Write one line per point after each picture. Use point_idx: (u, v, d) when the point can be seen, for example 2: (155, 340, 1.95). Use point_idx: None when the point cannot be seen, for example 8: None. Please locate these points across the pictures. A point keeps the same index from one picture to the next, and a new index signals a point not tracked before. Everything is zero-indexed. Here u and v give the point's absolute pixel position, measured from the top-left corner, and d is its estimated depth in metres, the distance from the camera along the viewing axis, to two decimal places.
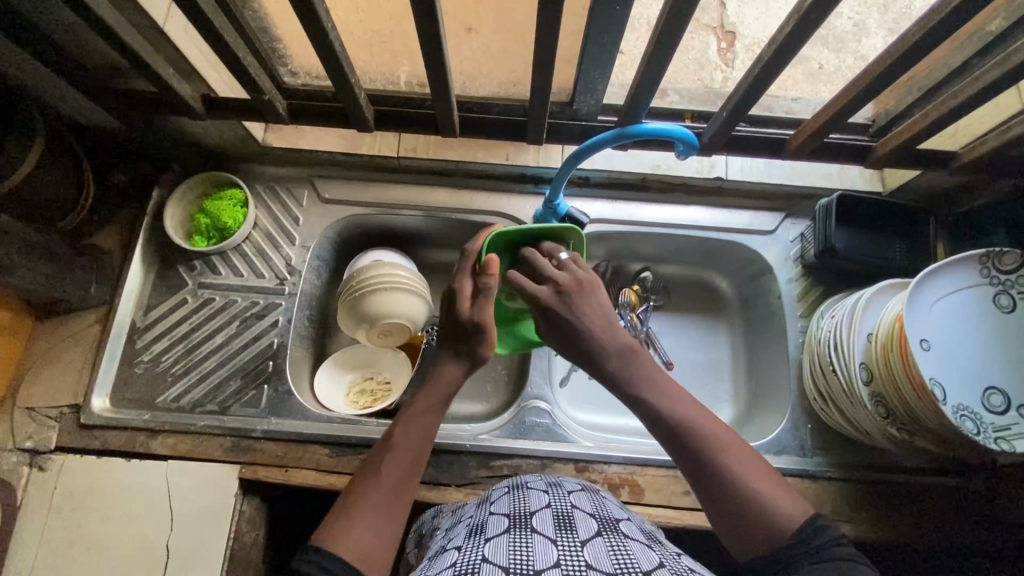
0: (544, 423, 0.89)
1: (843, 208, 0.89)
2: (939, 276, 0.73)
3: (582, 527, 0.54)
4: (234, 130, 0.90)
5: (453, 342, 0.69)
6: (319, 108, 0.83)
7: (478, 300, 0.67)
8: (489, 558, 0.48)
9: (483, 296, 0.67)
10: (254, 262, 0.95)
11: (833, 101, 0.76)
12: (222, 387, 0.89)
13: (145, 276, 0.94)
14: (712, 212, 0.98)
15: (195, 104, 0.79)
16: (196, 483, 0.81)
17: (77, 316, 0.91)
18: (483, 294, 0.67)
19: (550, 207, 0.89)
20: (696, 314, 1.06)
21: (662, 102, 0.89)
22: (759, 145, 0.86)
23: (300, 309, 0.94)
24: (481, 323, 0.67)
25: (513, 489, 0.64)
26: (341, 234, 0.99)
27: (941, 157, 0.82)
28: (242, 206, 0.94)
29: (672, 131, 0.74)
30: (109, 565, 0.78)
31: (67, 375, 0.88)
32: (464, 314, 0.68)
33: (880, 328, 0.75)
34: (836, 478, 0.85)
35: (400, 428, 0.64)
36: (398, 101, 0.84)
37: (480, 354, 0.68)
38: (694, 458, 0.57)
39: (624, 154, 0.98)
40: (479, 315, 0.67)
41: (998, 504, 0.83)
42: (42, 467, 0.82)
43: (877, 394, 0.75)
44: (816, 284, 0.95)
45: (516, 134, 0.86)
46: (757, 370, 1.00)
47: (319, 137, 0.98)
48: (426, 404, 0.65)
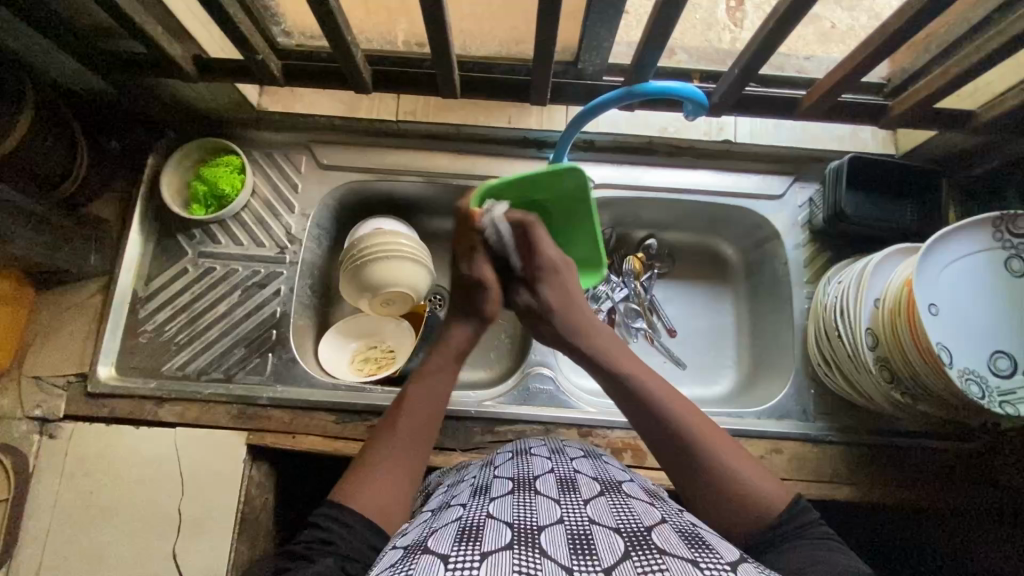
0: (547, 389, 0.89)
1: (854, 172, 0.87)
2: (949, 240, 0.72)
3: (585, 488, 0.55)
4: (228, 93, 0.87)
5: (459, 303, 0.71)
6: (314, 69, 0.80)
7: (477, 257, 0.68)
8: (494, 514, 0.49)
9: (479, 252, 0.68)
10: (254, 230, 0.94)
11: (849, 58, 0.73)
12: (227, 355, 0.89)
13: (145, 246, 0.93)
14: (720, 176, 0.96)
15: (186, 65, 0.77)
16: (205, 449, 0.82)
17: (78, 286, 0.90)
18: (480, 252, 0.68)
19: (553, 171, 0.87)
20: (700, 280, 1.05)
21: (670, 61, 0.86)
22: (769, 106, 0.84)
23: (302, 278, 0.94)
24: (483, 280, 0.68)
25: (517, 455, 0.65)
26: (340, 202, 0.98)
27: (959, 116, 0.79)
28: (239, 172, 0.92)
29: (680, 89, 0.72)
30: (124, 528, 0.80)
31: (71, 344, 0.88)
32: (465, 272, 0.69)
33: (889, 293, 0.74)
34: (838, 442, 0.86)
35: (414, 390, 0.66)
36: (396, 61, 0.81)
37: (486, 312, 0.70)
38: (676, 456, 0.60)
39: (630, 116, 0.96)
40: (478, 272, 0.68)
41: (996, 467, 0.84)
42: (52, 435, 0.83)
43: (883, 359, 0.75)
44: (824, 250, 0.94)
45: (518, 96, 0.83)
46: (761, 335, 0.99)
47: (316, 101, 0.96)
48: (435, 367, 0.68)
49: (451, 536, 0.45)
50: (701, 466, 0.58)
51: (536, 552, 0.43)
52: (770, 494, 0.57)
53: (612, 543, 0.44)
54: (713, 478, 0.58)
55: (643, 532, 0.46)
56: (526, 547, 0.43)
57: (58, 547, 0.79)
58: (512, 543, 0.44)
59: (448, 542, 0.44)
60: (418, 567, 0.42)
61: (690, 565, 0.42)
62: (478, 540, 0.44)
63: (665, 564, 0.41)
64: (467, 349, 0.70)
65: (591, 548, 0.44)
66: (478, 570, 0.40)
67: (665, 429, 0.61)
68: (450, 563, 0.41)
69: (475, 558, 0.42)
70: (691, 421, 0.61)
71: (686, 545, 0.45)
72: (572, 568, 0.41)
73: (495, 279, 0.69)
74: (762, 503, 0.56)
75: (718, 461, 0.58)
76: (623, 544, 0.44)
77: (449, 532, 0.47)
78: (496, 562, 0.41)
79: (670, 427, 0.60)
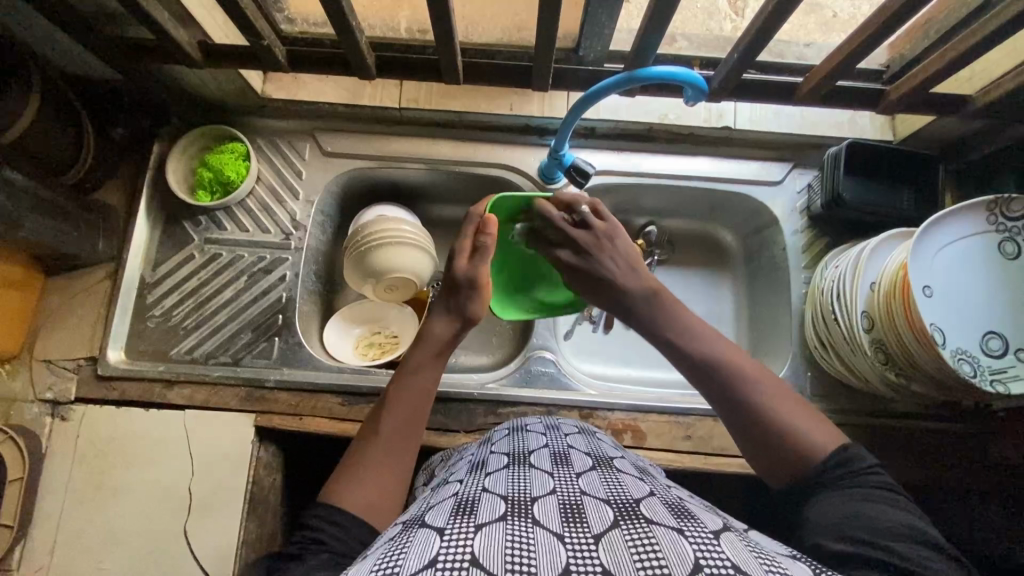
0: (549, 371, 0.91)
1: (852, 158, 0.88)
2: (942, 224, 0.73)
3: (578, 462, 0.57)
4: (233, 80, 0.88)
5: (445, 299, 0.69)
6: (319, 56, 0.81)
7: (478, 257, 0.68)
8: (488, 488, 0.51)
9: (480, 253, 0.67)
10: (258, 216, 0.95)
11: (846, 43, 0.74)
12: (234, 340, 0.90)
13: (151, 232, 0.94)
14: (720, 163, 0.97)
15: (192, 50, 0.77)
16: (214, 431, 0.84)
17: (86, 272, 0.92)
18: (481, 253, 0.68)
19: (556, 157, 0.90)
20: (699, 266, 1.07)
21: (670, 48, 0.86)
22: (768, 92, 0.84)
23: (307, 263, 0.95)
24: (477, 281, 0.67)
25: (512, 431, 0.67)
26: (344, 189, 0.99)
27: (955, 101, 0.80)
28: (244, 159, 0.93)
29: (681, 74, 0.73)
30: (134, 507, 0.81)
31: (81, 329, 0.90)
32: (461, 271, 0.68)
33: (882, 277, 0.75)
34: (833, 423, 0.87)
35: (397, 385, 0.66)
36: (400, 48, 0.82)
37: (471, 313, 0.68)
38: (723, 403, 0.58)
39: (631, 103, 0.95)
40: (477, 273, 0.68)
41: (990, 446, 0.86)
42: (63, 417, 0.85)
43: (877, 341, 0.77)
44: (821, 235, 0.95)
45: (520, 83, 0.84)
46: (759, 321, 1.01)
47: (319, 88, 0.95)
48: (419, 361, 0.67)
49: (446, 512, 0.47)
50: (747, 410, 0.57)
51: (529, 522, 0.44)
52: (818, 436, 0.55)
53: (602, 514, 0.46)
54: (765, 420, 0.56)
55: (631, 505, 0.48)
56: (518, 518, 0.45)
57: (71, 527, 0.81)
58: (505, 515, 0.45)
59: (443, 517, 0.46)
60: (415, 540, 0.43)
61: (676, 533, 0.43)
62: (473, 513, 0.45)
63: (652, 532, 0.42)
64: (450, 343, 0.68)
65: (582, 517, 0.45)
66: (472, 539, 0.41)
67: (709, 379, 0.59)
68: (446, 534, 0.42)
69: (470, 529, 0.43)
70: (731, 364, 0.59)
71: (672, 516, 0.46)
72: (563, 535, 0.43)
73: (489, 281, 0.68)
74: (812, 446, 0.55)
75: (765, 402, 0.56)
76: (612, 514, 0.46)
77: (446, 507, 0.48)
78: (490, 531, 0.42)
79: (720, 370, 0.59)
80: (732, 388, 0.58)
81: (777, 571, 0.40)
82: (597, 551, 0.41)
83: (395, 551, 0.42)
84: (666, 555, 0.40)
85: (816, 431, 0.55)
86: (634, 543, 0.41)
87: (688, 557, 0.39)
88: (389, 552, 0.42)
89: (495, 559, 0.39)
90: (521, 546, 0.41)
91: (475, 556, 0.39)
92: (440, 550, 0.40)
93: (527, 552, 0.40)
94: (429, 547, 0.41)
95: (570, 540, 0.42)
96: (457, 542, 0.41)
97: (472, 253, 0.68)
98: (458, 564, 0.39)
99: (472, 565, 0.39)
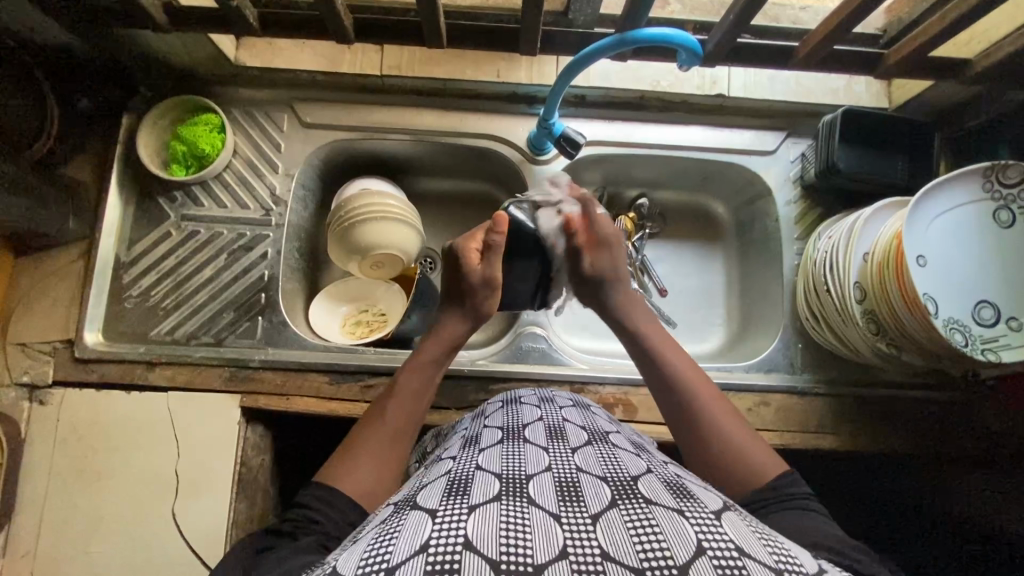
0: (540, 347, 0.90)
1: (846, 126, 0.86)
2: (937, 191, 0.72)
3: (573, 437, 0.56)
4: (204, 47, 0.83)
5: (457, 300, 0.74)
6: (293, 20, 0.76)
7: (489, 256, 0.72)
8: (482, 466, 0.49)
9: (492, 252, 0.71)
10: (237, 192, 0.92)
11: (842, 5, 0.71)
12: (216, 320, 0.88)
13: (125, 209, 0.90)
14: (713, 132, 0.94)
15: (156, 14, 0.73)
16: (198, 414, 0.82)
17: (58, 252, 0.88)
18: (493, 251, 0.71)
19: (544, 127, 0.86)
20: (691, 239, 1.05)
21: (663, 11, 0.83)
22: (761, 57, 0.81)
23: (289, 240, 0.92)
24: (490, 280, 0.72)
25: (507, 404, 0.66)
26: (325, 162, 0.95)
27: (953, 65, 0.78)
28: (219, 131, 0.89)
29: (674, 36, 0.70)
30: (120, 491, 0.80)
31: (55, 311, 0.86)
32: (475, 273, 0.72)
33: (876, 247, 0.74)
34: (823, 394, 0.87)
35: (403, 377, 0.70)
36: (380, 10, 0.77)
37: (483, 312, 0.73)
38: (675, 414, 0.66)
39: (622, 67, 0.92)
40: (489, 271, 0.72)
41: (977, 413, 0.87)
42: (42, 401, 0.83)
43: (868, 311, 0.76)
44: (814, 206, 0.94)
45: (507, 48, 0.81)
46: (751, 293, 1.00)
47: (295, 55, 0.91)
48: (428, 356, 0.71)
49: (439, 492, 0.46)
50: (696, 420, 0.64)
51: (524, 501, 0.43)
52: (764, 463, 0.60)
53: (599, 493, 0.45)
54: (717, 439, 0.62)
55: (629, 483, 0.47)
56: (513, 497, 0.44)
57: (54, 513, 0.79)
58: (499, 494, 0.44)
59: (436, 498, 0.45)
60: (407, 522, 0.42)
61: (676, 513, 0.42)
62: (465, 494, 0.44)
63: (652, 514, 0.42)
64: (458, 337, 0.73)
65: (579, 495, 0.44)
66: (465, 521, 0.40)
67: (669, 391, 0.67)
68: (439, 516, 0.41)
69: (463, 510, 0.42)
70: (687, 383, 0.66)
71: (671, 495, 0.46)
72: (560, 515, 0.42)
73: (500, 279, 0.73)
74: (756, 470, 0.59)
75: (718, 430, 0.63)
76: (609, 493, 0.45)
77: (439, 487, 0.47)
78: (484, 514, 0.41)
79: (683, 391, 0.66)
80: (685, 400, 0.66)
81: (780, 554, 0.40)
82: (596, 532, 0.40)
83: (386, 535, 0.41)
84: (667, 537, 0.39)
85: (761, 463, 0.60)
86: (633, 524, 0.41)
87: (690, 539, 0.39)
88: (380, 536, 0.41)
89: (489, 543, 0.38)
90: (516, 527, 0.40)
91: (469, 539, 0.38)
92: (431, 534, 0.39)
93: (523, 532, 0.39)
94: (421, 530, 0.40)
95: (567, 520, 0.41)
96: (449, 525, 0.40)
97: (483, 253, 0.72)
98: (450, 549, 0.37)
99: (465, 548, 0.37)
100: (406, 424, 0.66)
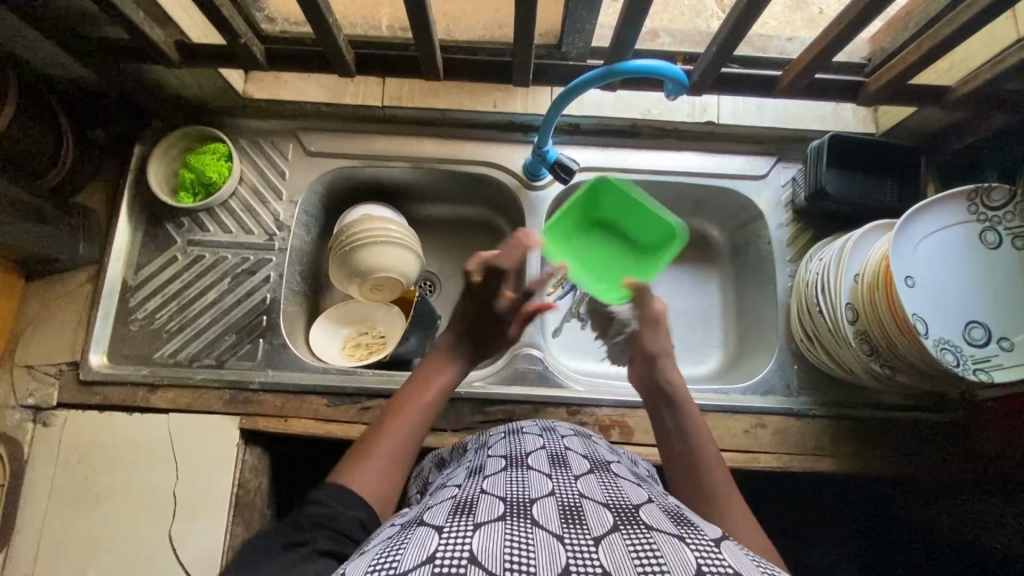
0: (536, 369, 0.91)
1: (835, 150, 0.88)
2: (926, 213, 0.73)
3: (575, 465, 0.57)
4: (214, 80, 0.87)
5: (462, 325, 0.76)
6: (298, 54, 0.80)
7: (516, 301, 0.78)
8: (487, 490, 0.50)
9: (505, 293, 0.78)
10: (242, 218, 0.94)
11: (821, 37, 0.74)
12: (218, 342, 0.90)
13: (133, 235, 0.93)
14: (703, 158, 0.97)
15: (169, 51, 0.77)
16: (199, 436, 0.83)
17: (68, 276, 0.91)
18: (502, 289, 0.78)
19: (538, 154, 0.89)
20: (686, 261, 1.07)
21: (653, 43, 0.87)
22: (748, 86, 0.84)
23: (291, 264, 0.95)
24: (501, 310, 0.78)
25: (509, 434, 0.67)
26: (328, 189, 0.98)
27: (934, 92, 0.81)
28: (226, 160, 0.93)
29: (661, 68, 0.73)
30: (118, 514, 0.80)
31: (62, 334, 0.88)
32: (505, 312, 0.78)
33: (868, 268, 0.75)
34: (821, 416, 0.87)
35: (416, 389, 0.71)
36: (381, 45, 0.81)
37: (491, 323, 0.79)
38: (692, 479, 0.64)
39: (614, 98, 0.95)
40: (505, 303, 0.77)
41: (976, 437, 0.86)
42: (46, 422, 0.84)
43: (862, 332, 0.77)
44: (806, 228, 0.95)
45: (503, 79, 0.84)
46: (746, 314, 1.01)
47: (301, 87, 0.95)
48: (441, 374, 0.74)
49: (445, 511, 0.47)
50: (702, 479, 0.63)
51: (527, 522, 0.44)
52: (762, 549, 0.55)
53: (602, 517, 0.45)
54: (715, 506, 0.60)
55: (631, 510, 0.47)
56: (517, 518, 0.44)
57: (54, 534, 0.79)
58: (504, 514, 0.45)
59: (442, 516, 0.46)
60: (413, 536, 0.42)
61: (677, 540, 0.42)
62: (471, 513, 0.45)
63: (653, 538, 0.42)
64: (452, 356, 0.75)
65: (582, 519, 0.45)
66: (472, 537, 0.41)
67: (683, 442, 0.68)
68: (445, 532, 0.42)
69: (469, 527, 0.42)
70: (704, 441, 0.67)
71: (672, 522, 0.46)
72: (564, 536, 0.42)
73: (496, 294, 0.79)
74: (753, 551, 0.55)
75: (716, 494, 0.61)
76: (612, 518, 0.45)
77: (444, 508, 0.48)
78: (488, 530, 0.42)
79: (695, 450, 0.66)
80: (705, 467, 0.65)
81: None
82: (598, 552, 0.40)
83: (392, 548, 0.42)
84: (668, 560, 0.39)
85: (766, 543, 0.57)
86: (635, 547, 0.41)
87: (690, 562, 0.39)
88: (387, 548, 0.42)
89: (494, 558, 0.39)
90: (521, 545, 0.40)
91: (473, 554, 0.39)
92: (438, 547, 0.40)
93: (526, 550, 0.40)
94: (428, 544, 0.41)
95: (570, 541, 0.41)
96: (456, 539, 0.40)
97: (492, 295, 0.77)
98: (456, 561, 0.38)
99: (471, 562, 0.38)
100: (407, 437, 0.66)
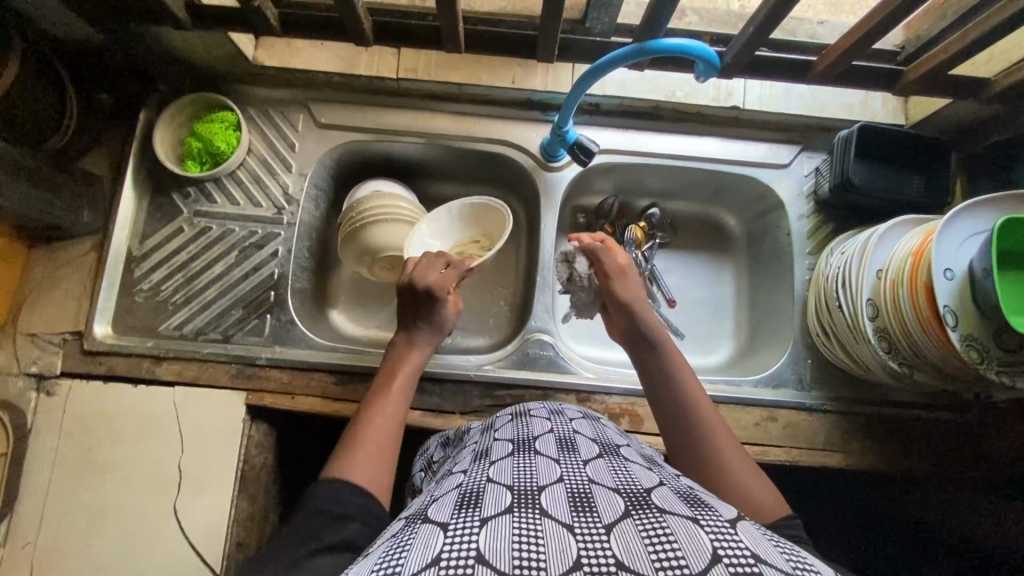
0: (547, 354, 0.89)
1: (863, 141, 0.85)
2: (980, 210, 0.71)
3: (584, 449, 0.56)
4: (223, 44, 0.84)
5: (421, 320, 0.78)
6: (312, 20, 0.77)
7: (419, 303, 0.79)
8: (493, 478, 0.49)
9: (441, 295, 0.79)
10: (251, 190, 0.92)
11: (863, 21, 0.71)
12: (224, 316, 0.88)
13: (139, 203, 0.91)
14: (727, 144, 0.94)
15: (178, 12, 0.73)
16: (205, 411, 0.82)
17: (72, 244, 0.89)
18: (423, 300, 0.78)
19: (558, 134, 0.86)
20: (701, 251, 1.05)
21: (681, 21, 0.83)
22: (779, 70, 0.81)
23: (300, 239, 0.92)
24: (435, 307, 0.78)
25: (516, 417, 0.65)
26: (338, 163, 0.96)
27: (974, 84, 0.78)
28: (235, 129, 0.90)
29: (693, 47, 0.69)
30: (123, 487, 0.80)
31: (66, 302, 0.87)
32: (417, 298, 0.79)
33: (891, 265, 0.74)
34: (833, 411, 0.87)
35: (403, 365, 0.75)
36: (399, 14, 0.78)
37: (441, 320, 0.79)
38: (670, 423, 0.68)
39: (638, 78, 0.93)
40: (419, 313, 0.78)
41: (988, 437, 0.85)
42: (49, 392, 0.83)
43: (882, 330, 0.75)
44: (827, 221, 0.93)
45: (524, 54, 0.80)
46: (760, 305, 1.00)
47: (313, 56, 0.92)
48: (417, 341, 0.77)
49: (450, 504, 0.46)
50: (693, 432, 0.65)
51: (536, 512, 0.42)
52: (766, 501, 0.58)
53: (612, 503, 0.44)
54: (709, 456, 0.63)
55: (642, 494, 0.46)
56: (526, 509, 0.43)
57: (58, 504, 0.79)
58: (511, 505, 0.43)
59: (447, 510, 0.44)
60: (418, 534, 0.41)
61: (691, 522, 0.41)
62: (477, 506, 0.44)
63: (665, 522, 0.41)
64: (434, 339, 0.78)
65: (592, 506, 0.44)
66: (478, 534, 0.40)
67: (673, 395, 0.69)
68: (450, 529, 0.41)
69: (475, 522, 0.41)
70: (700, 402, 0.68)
71: (685, 505, 0.45)
72: (574, 526, 0.41)
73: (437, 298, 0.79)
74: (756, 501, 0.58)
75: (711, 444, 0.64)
76: (622, 503, 0.44)
77: (449, 499, 0.47)
78: (495, 526, 0.40)
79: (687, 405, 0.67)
80: (685, 407, 0.67)
81: (800, 563, 0.39)
82: (609, 542, 0.39)
83: (397, 548, 0.40)
84: (683, 547, 0.38)
85: (765, 487, 0.59)
86: (647, 533, 0.40)
87: (705, 547, 0.38)
88: (391, 549, 0.41)
89: (503, 555, 0.37)
90: (530, 538, 0.39)
91: (480, 552, 0.38)
92: (444, 546, 0.38)
93: (535, 543, 0.39)
94: (433, 543, 0.40)
95: (580, 530, 0.40)
96: (462, 537, 0.39)
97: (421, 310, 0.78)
98: (463, 561, 0.37)
99: (479, 562, 0.37)
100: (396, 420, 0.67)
